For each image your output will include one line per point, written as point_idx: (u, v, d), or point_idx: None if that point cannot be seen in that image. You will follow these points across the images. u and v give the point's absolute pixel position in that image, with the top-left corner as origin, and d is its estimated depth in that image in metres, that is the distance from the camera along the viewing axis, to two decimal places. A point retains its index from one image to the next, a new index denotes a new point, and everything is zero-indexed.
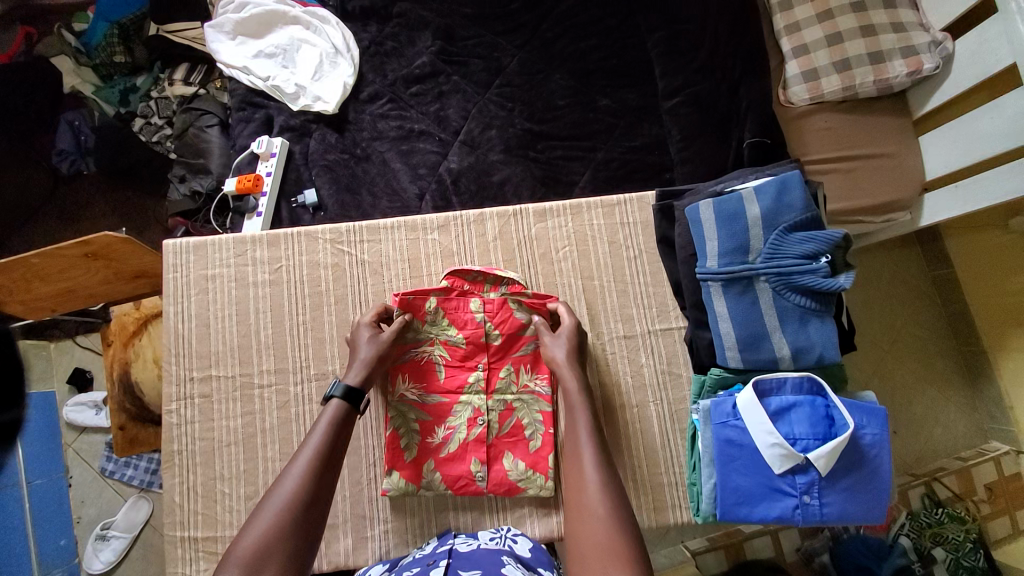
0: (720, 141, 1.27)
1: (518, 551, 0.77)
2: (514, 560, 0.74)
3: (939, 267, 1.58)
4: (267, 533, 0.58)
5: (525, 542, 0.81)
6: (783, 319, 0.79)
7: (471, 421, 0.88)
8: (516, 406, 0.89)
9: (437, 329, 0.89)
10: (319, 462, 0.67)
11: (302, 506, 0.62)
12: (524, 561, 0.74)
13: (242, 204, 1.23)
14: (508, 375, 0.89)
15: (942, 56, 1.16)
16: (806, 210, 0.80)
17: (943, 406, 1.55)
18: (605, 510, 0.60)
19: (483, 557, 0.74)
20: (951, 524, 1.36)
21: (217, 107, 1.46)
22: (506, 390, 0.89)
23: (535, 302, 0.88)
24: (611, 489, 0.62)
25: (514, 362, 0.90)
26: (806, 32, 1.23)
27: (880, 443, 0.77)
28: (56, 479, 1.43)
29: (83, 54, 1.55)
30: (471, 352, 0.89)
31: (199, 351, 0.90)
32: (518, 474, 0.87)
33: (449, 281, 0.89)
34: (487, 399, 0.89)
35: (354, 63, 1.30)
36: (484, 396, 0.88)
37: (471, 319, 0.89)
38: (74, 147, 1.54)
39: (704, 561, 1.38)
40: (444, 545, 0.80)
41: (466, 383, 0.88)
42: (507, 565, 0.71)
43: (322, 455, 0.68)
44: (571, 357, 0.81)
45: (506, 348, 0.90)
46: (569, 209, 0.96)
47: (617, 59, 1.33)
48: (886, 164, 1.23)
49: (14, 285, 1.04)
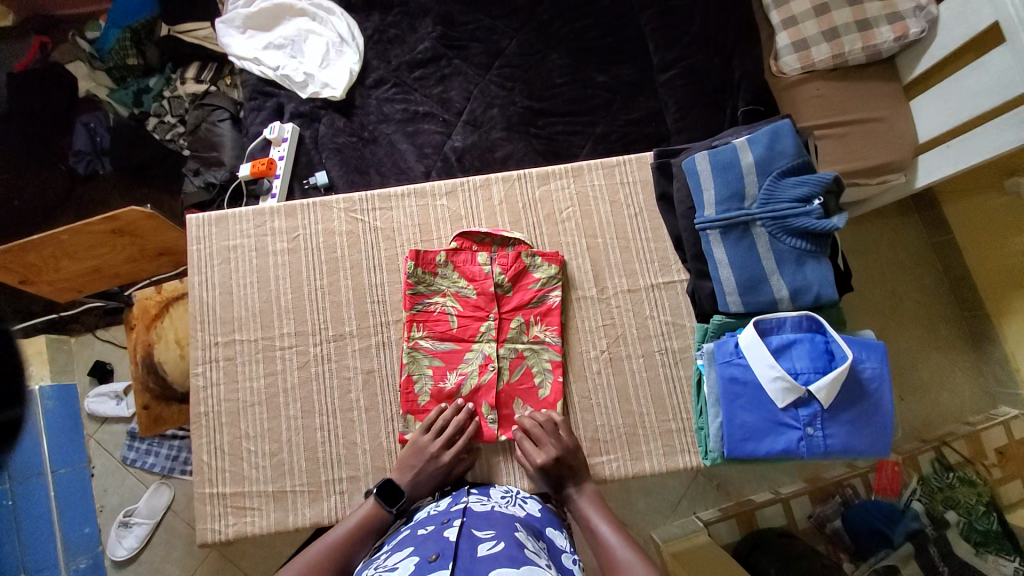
0: (715, 110, 1.31)
1: (525, 510, 0.79)
2: (525, 530, 0.72)
3: (939, 235, 1.60)
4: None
5: (535, 504, 0.82)
6: (780, 261, 0.83)
7: (480, 369, 0.91)
8: (526, 355, 0.92)
9: (449, 281, 0.94)
10: (332, 556, 0.71)
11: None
12: (534, 525, 0.75)
13: (257, 187, 1.29)
14: (518, 326, 0.93)
15: (928, 20, 1.18)
16: (797, 156, 0.84)
17: (947, 371, 1.56)
18: None
19: (497, 519, 0.74)
20: (962, 488, 1.38)
21: (229, 102, 1.53)
22: (516, 338, 0.93)
23: (548, 253, 0.94)
24: None
25: (525, 314, 0.93)
26: (793, 4, 1.26)
27: (879, 377, 0.79)
28: (78, 469, 1.45)
29: (96, 59, 1.62)
30: (481, 302, 0.93)
31: (223, 317, 0.94)
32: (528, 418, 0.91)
33: (458, 243, 0.96)
34: (497, 346, 0.91)
35: (359, 51, 1.36)
36: (495, 344, 0.91)
37: (480, 271, 0.94)
38: (90, 147, 1.54)
39: (717, 529, 1.44)
40: (459, 502, 0.78)
41: (479, 332, 0.91)
42: (520, 530, 0.71)
43: (334, 552, 0.71)
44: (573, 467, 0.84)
45: (516, 299, 0.94)
46: (570, 172, 1.00)
47: (612, 37, 1.37)
48: (879, 129, 1.24)
49: (45, 261, 1.09)
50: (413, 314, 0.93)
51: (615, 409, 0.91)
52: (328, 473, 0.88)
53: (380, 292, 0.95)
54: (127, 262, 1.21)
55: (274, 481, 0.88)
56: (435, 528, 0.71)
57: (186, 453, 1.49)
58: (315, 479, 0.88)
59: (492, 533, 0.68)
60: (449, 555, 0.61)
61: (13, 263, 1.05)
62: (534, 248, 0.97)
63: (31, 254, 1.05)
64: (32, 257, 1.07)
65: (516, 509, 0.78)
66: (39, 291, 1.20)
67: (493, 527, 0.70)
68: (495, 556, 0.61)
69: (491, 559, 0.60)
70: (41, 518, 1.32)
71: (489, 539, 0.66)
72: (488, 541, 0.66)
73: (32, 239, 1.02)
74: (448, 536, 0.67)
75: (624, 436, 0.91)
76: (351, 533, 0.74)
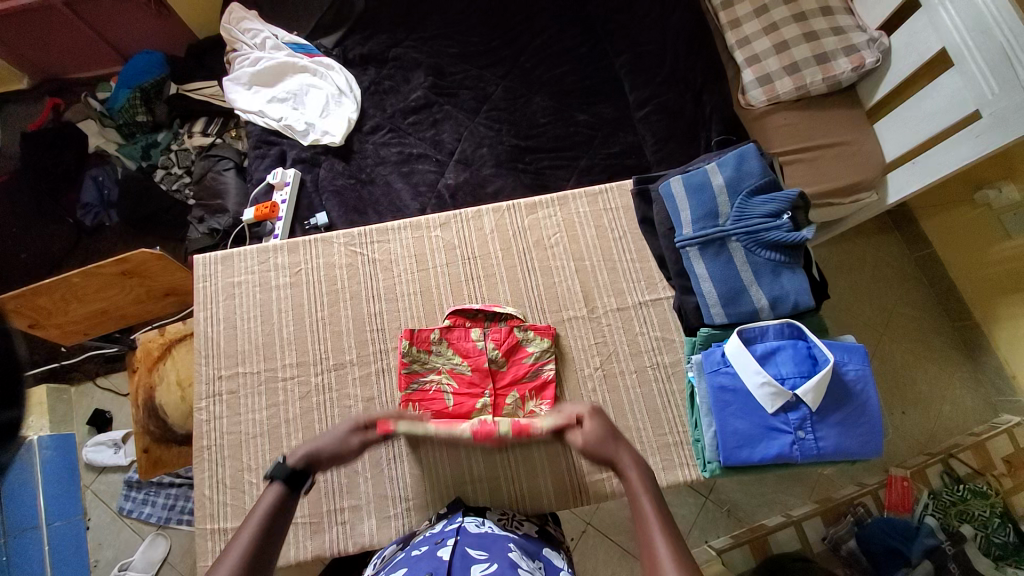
0: (689, 141, 1.40)
1: (523, 532, 0.83)
2: (521, 548, 0.76)
3: (920, 248, 1.65)
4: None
5: (530, 526, 0.86)
6: (757, 273, 0.88)
7: (473, 442, 0.90)
8: (522, 432, 0.92)
9: (444, 358, 0.96)
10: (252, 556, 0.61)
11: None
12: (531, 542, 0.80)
13: (259, 230, 1.37)
14: (514, 401, 0.93)
15: (881, 50, 1.27)
16: (764, 176, 0.91)
17: (946, 384, 1.56)
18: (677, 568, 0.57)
19: (491, 540, 0.76)
20: (975, 500, 1.36)
21: (233, 152, 1.61)
22: (513, 413, 0.92)
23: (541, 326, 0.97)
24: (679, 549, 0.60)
25: (520, 389, 0.94)
26: (755, 44, 1.37)
27: (863, 378, 0.83)
28: (74, 521, 1.41)
29: (107, 117, 1.71)
30: (477, 377, 0.94)
31: (227, 351, 0.99)
32: None
33: (452, 319, 0.98)
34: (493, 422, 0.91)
35: (357, 101, 1.46)
36: (491, 419, 0.91)
37: (473, 346, 0.96)
38: (98, 201, 1.64)
39: (731, 557, 1.36)
40: (453, 523, 0.82)
41: (475, 407, 0.92)
42: (514, 551, 0.73)
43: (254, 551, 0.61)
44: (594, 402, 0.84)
45: (511, 373, 0.95)
46: (556, 201, 1.07)
47: (590, 80, 1.49)
48: (846, 150, 1.31)
49: (55, 305, 1.14)
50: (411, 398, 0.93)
51: (612, 424, 0.93)
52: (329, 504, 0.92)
53: (380, 320, 1.00)
54: (133, 302, 1.25)
55: None
56: (429, 549, 0.75)
57: (183, 501, 1.46)
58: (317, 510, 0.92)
59: (485, 552, 0.70)
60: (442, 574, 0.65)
61: (24, 306, 1.10)
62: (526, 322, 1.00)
63: (44, 297, 1.10)
64: (43, 302, 1.12)
65: (511, 530, 0.82)
66: (47, 336, 1.24)
67: (488, 547, 0.73)
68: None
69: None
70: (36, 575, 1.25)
71: (483, 560, 0.69)
72: (483, 562, 0.69)
73: (44, 284, 1.08)
74: (441, 556, 0.70)
75: None
76: (266, 523, 0.65)
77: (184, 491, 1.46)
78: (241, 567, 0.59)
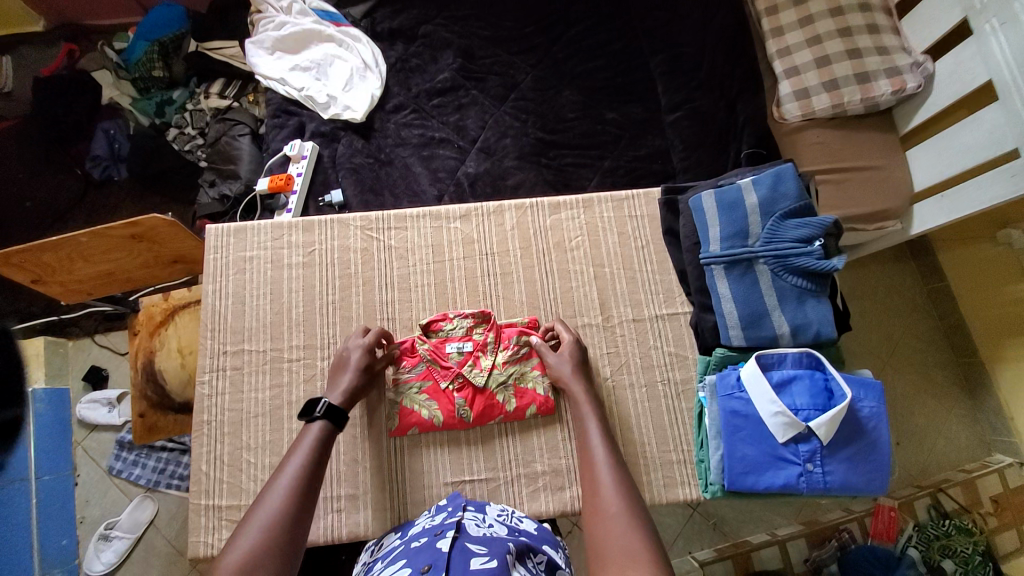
0: (719, 151, 1.36)
1: (524, 528, 0.84)
2: (521, 546, 0.75)
3: (934, 281, 1.62)
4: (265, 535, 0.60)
5: (531, 522, 0.86)
6: (782, 299, 0.87)
7: (517, 395, 0.96)
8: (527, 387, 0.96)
9: (469, 371, 0.95)
10: (304, 482, 0.68)
11: (290, 524, 0.62)
12: (531, 539, 0.81)
13: (273, 202, 1.35)
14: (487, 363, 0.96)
15: (924, 76, 1.22)
16: (799, 199, 0.89)
17: (943, 419, 1.55)
18: (617, 510, 0.63)
19: (492, 536, 0.76)
20: (959, 536, 1.35)
21: (250, 118, 1.55)
22: (491, 373, 0.96)
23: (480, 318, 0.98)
24: (628, 503, 0.64)
25: (499, 340, 0.97)
26: (796, 56, 1.31)
27: (877, 416, 0.83)
28: (63, 476, 1.39)
29: (122, 69, 1.63)
30: (437, 368, 0.96)
31: (234, 327, 0.99)
32: (505, 397, 0.95)
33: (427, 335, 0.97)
34: (489, 375, 0.95)
35: (382, 77, 1.42)
36: (483, 372, 0.95)
37: (449, 353, 0.96)
38: (108, 153, 1.59)
39: (712, 570, 1.35)
40: (453, 517, 0.81)
41: (472, 378, 0.95)
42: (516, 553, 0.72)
43: (303, 475, 0.69)
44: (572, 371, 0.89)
45: (487, 343, 0.97)
46: (581, 204, 1.06)
47: (623, 78, 1.44)
48: (878, 176, 1.27)
49: (60, 263, 1.12)
50: (463, 435, 0.96)
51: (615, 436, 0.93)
52: (327, 490, 0.93)
53: (389, 310, 1.01)
54: (141, 267, 1.23)
55: None
56: (428, 541, 0.75)
57: (174, 465, 1.43)
58: None
59: (485, 548, 0.70)
60: (441, 567, 0.66)
61: (27, 262, 1.08)
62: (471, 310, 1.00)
63: (49, 253, 1.07)
64: (47, 259, 1.10)
65: (513, 526, 0.83)
66: (48, 292, 1.20)
67: (488, 542, 0.73)
68: (487, 571, 0.64)
69: (483, 573, 0.64)
70: (20, 527, 1.25)
71: (483, 553, 0.69)
72: (482, 556, 0.68)
73: (50, 241, 1.05)
74: (440, 548, 0.70)
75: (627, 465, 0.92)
76: (313, 456, 0.72)
77: (175, 457, 1.43)
78: (290, 494, 0.65)
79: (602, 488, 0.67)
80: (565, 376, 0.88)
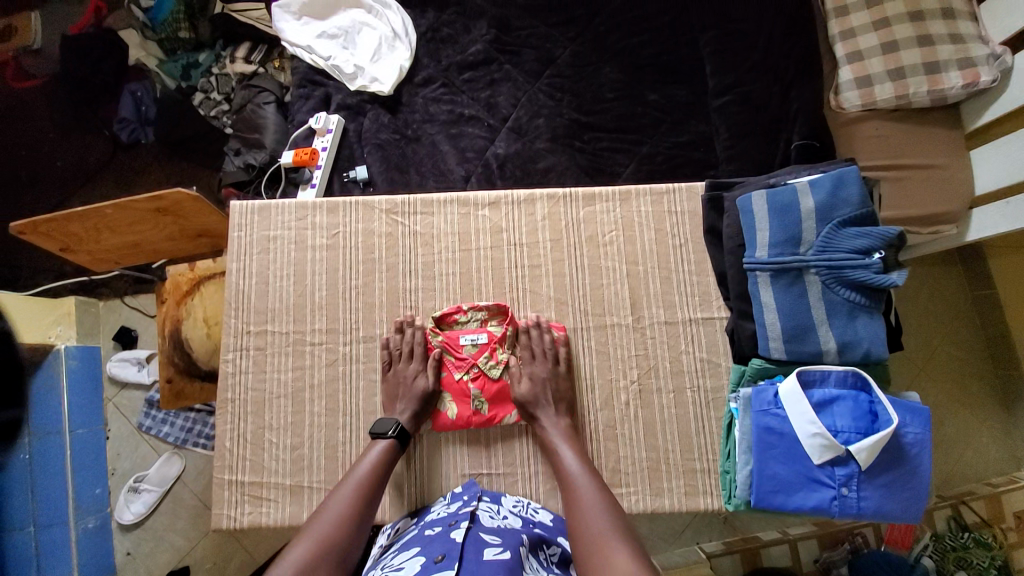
0: (768, 141, 1.26)
1: (540, 520, 0.83)
2: (533, 541, 0.74)
3: (982, 287, 1.49)
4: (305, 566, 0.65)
5: (547, 514, 0.86)
6: (831, 312, 0.83)
7: None
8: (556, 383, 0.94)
9: (486, 362, 0.95)
10: (363, 491, 0.79)
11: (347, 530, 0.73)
12: (548, 530, 0.81)
13: (297, 175, 1.30)
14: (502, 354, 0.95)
15: (1001, 69, 1.10)
16: (860, 206, 0.84)
17: (975, 431, 1.46)
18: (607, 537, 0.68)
19: (505, 528, 0.75)
20: (976, 549, 1.28)
21: (274, 85, 1.50)
22: (508, 367, 0.96)
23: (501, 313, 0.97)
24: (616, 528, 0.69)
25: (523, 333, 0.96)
26: (861, 39, 1.18)
27: (921, 443, 0.79)
28: (95, 430, 1.44)
29: (149, 28, 1.59)
30: (452, 361, 0.96)
31: (256, 307, 0.99)
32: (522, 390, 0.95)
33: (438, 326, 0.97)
34: (502, 366, 0.95)
35: (411, 48, 1.35)
36: (498, 363, 0.95)
37: (466, 350, 0.96)
38: (135, 116, 1.57)
39: (719, 562, 1.32)
40: (468, 506, 0.81)
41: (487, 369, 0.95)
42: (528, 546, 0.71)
43: (366, 488, 0.80)
44: (549, 396, 0.91)
45: (505, 337, 0.96)
46: (618, 196, 1.01)
47: (668, 56, 1.34)
48: (938, 176, 1.16)
49: (88, 233, 1.13)
50: (483, 430, 0.95)
51: (640, 441, 0.92)
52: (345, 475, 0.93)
53: (413, 298, 0.99)
54: (166, 240, 1.25)
55: (292, 474, 0.93)
56: (442, 530, 0.74)
57: (200, 425, 1.47)
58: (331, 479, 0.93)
59: (498, 539, 0.70)
60: (455, 557, 0.65)
61: (56, 231, 1.10)
62: (485, 301, 0.99)
63: (75, 223, 1.08)
64: (75, 229, 1.12)
65: (529, 519, 0.82)
66: (78, 259, 1.26)
67: (501, 533, 0.72)
68: (500, 563, 0.64)
69: (497, 566, 0.63)
70: (56, 477, 1.31)
71: (497, 545, 0.68)
72: (495, 547, 0.68)
73: (77, 212, 1.05)
74: (454, 538, 0.69)
75: (647, 471, 0.91)
76: (374, 471, 0.82)
77: (201, 418, 1.47)
78: (355, 500, 0.77)
79: (591, 520, 0.72)
80: (538, 402, 0.90)
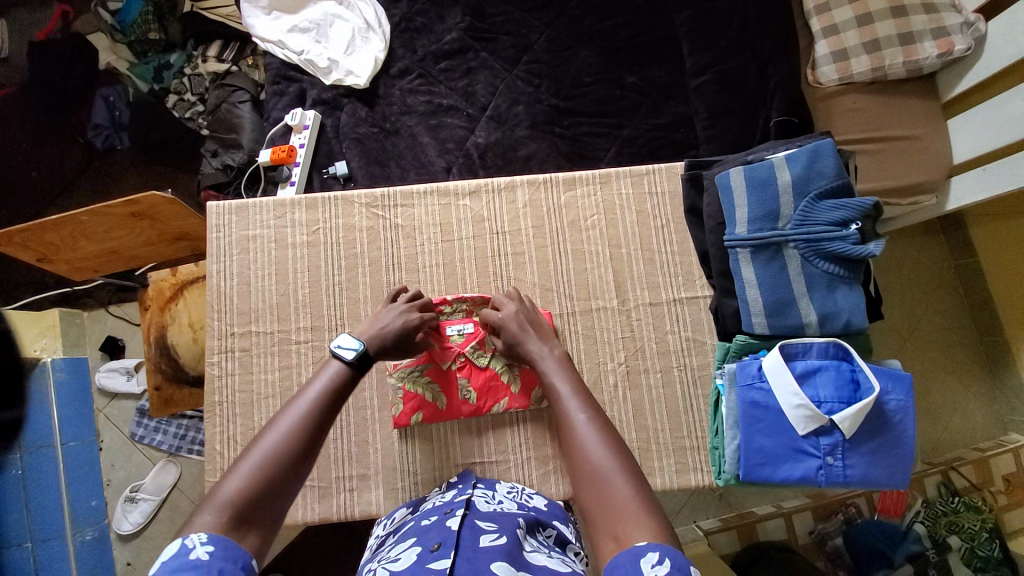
0: (747, 119, 1.26)
1: (534, 505, 0.84)
2: (529, 524, 0.74)
3: (962, 257, 1.52)
4: (223, 522, 0.54)
5: (541, 499, 0.86)
6: (811, 285, 0.85)
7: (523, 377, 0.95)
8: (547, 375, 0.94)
9: (473, 351, 0.95)
10: (312, 416, 0.66)
11: (283, 468, 0.60)
12: (543, 513, 0.81)
13: (276, 173, 1.28)
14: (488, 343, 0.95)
15: (975, 37, 1.10)
16: (836, 177, 0.84)
17: (962, 398, 1.49)
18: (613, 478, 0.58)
19: (500, 514, 0.75)
20: (968, 513, 1.31)
21: (250, 83, 1.48)
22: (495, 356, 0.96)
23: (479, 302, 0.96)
24: (621, 467, 0.59)
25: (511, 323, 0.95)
26: (835, 12, 1.18)
27: (903, 409, 0.81)
28: (87, 442, 1.42)
29: (118, 31, 1.53)
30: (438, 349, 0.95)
31: (240, 309, 0.98)
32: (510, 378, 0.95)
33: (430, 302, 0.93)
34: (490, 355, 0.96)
35: (385, 39, 1.33)
36: (486, 352, 0.95)
37: (452, 340, 0.95)
38: (109, 121, 1.53)
39: (716, 539, 1.35)
40: (463, 494, 0.81)
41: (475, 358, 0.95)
42: (525, 529, 0.72)
43: (316, 412, 0.66)
44: (520, 331, 0.84)
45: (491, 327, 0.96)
46: (598, 179, 1.02)
47: (645, 37, 1.33)
48: (915, 147, 1.17)
49: (64, 241, 1.11)
50: (473, 420, 0.96)
51: (630, 422, 0.93)
52: (339, 471, 0.94)
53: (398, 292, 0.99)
54: (144, 245, 1.22)
55: None
56: (438, 518, 0.74)
57: (193, 432, 1.46)
58: (325, 475, 0.93)
59: (494, 525, 0.70)
60: (451, 545, 0.65)
61: (31, 241, 1.08)
62: (470, 291, 0.99)
63: (50, 232, 1.06)
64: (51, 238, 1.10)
65: (523, 503, 0.83)
66: (56, 269, 1.24)
67: (497, 519, 0.72)
68: (498, 549, 0.64)
69: (494, 551, 0.63)
70: (50, 490, 1.30)
71: (493, 531, 0.69)
72: (491, 533, 0.68)
73: (50, 220, 1.03)
74: (450, 526, 0.70)
75: (638, 452, 0.92)
76: (327, 394, 0.69)
77: (194, 424, 1.46)
78: (296, 429, 0.64)
79: (593, 458, 0.61)
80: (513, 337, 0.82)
